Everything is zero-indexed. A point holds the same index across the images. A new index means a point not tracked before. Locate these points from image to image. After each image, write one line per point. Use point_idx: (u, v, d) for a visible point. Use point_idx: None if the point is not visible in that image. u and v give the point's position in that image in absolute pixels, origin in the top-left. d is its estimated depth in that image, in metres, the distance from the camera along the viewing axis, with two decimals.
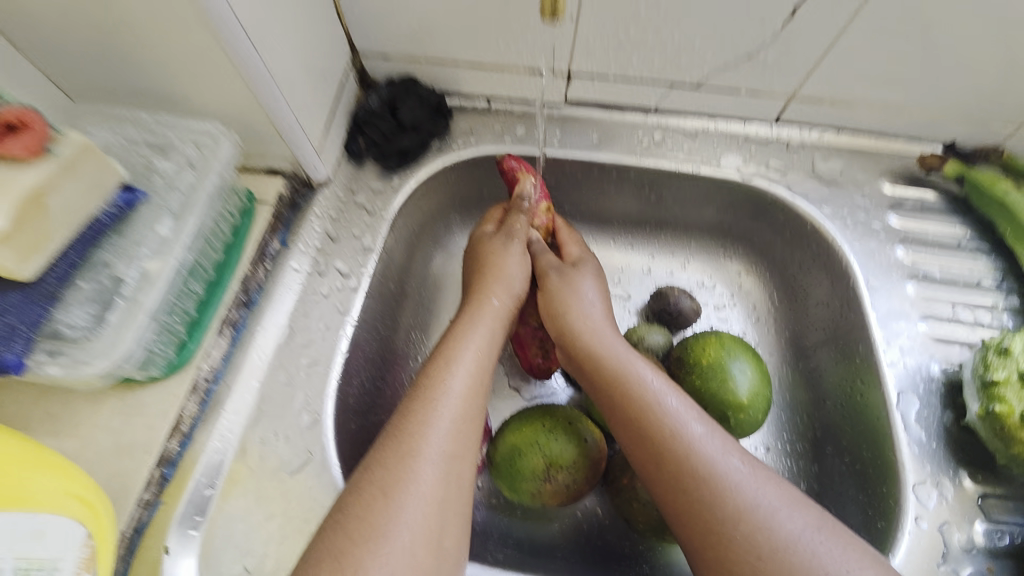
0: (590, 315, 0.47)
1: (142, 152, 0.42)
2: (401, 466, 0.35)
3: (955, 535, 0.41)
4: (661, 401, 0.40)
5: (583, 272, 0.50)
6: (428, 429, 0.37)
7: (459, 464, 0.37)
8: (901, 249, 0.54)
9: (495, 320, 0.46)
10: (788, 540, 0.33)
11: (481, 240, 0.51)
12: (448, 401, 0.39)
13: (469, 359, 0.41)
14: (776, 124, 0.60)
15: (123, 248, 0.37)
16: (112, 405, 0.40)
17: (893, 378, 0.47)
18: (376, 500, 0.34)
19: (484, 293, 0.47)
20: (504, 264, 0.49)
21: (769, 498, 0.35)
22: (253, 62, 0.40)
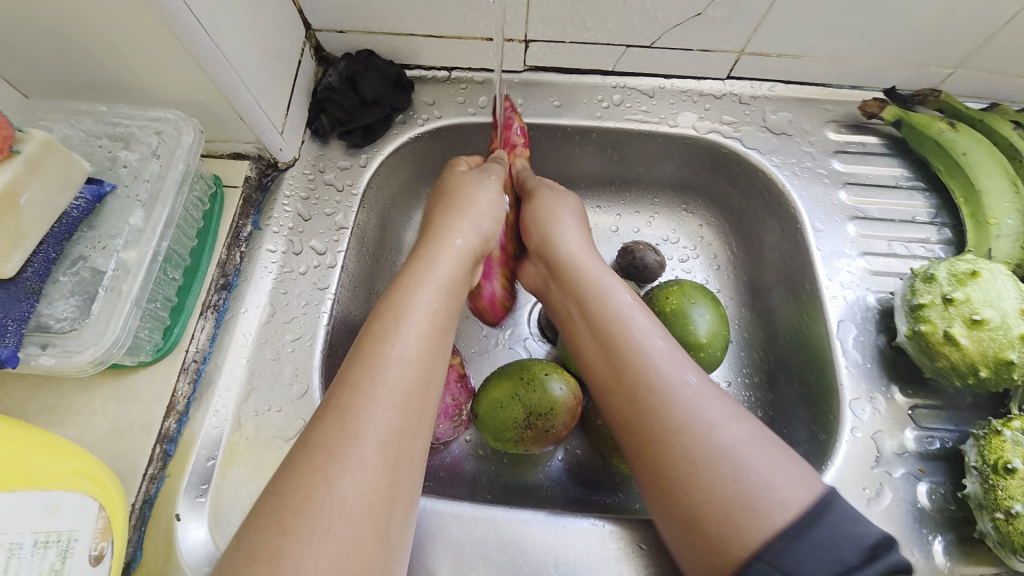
0: (570, 244, 0.51)
1: (103, 145, 0.42)
2: (360, 400, 0.34)
3: (886, 441, 0.46)
4: (628, 318, 0.44)
5: (564, 204, 0.54)
6: (390, 363, 0.36)
7: (421, 396, 0.36)
8: (843, 192, 0.58)
9: (458, 257, 0.45)
10: (730, 445, 0.37)
11: (455, 175, 0.53)
12: (410, 334, 0.38)
13: (433, 295, 0.41)
14: (728, 79, 0.62)
15: (98, 240, 0.38)
16: (106, 392, 0.42)
17: (834, 310, 0.51)
18: (335, 436, 0.32)
19: (449, 227, 0.47)
20: (475, 198, 0.50)
21: (714, 411, 0.38)
22: (206, 46, 0.40)
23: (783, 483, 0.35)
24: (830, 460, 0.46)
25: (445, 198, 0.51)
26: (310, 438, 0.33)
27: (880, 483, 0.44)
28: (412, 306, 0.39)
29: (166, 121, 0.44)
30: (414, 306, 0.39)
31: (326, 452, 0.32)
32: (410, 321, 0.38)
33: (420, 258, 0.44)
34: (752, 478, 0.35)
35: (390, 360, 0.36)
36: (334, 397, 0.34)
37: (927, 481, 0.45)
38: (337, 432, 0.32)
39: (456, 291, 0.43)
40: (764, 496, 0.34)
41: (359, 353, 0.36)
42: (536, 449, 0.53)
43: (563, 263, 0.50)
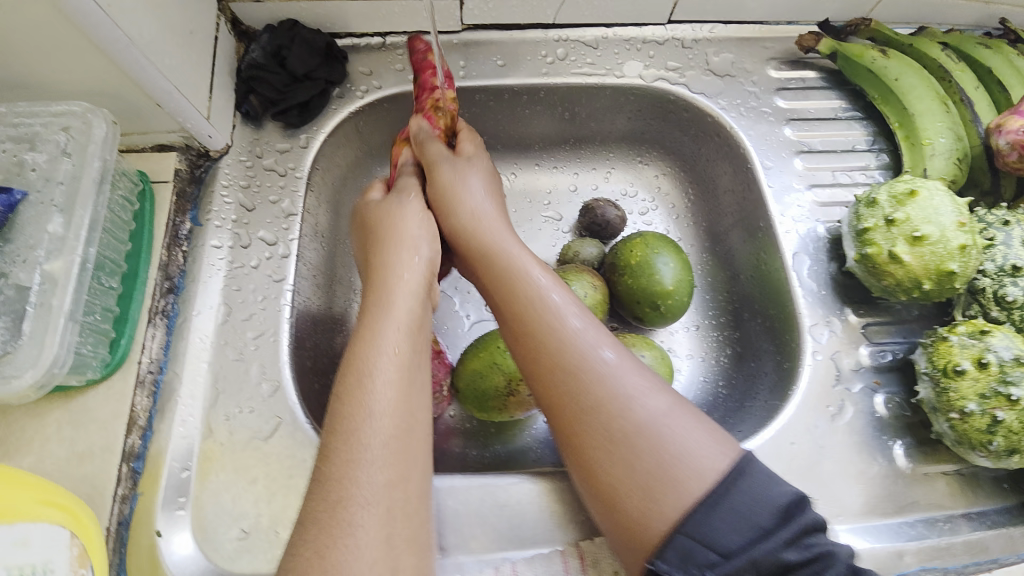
0: (481, 217, 0.43)
1: (6, 150, 0.38)
2: (349, 468, 0.32)
3: (845, 360, 0.49)
4: (535, 287, 0.38)
5: (468, 168, 0.45)
6: (371, 421, 0.33)
7: (410, 447, 0.34)
8: (788, 128, 0.59)
9: (411, 293, 0.39)
10: (648, 419, 0.33)
11: (369, 204, 0.46)
12: (383, 388, 0.34)
13: (398, 339, 0.36)
14: (670, 23, 0.61)
15: (17, 253, 0.35)
16: (57, 416, 0.40)
17: (789, 243, 0.53)
18: (332, 507, 0.31)
19: (388, 259, 0.41)
20: (400, 225, 0.43)
21: (635, 382, 0.34)
22: (104, 24, 0.36)
23: (702, 454, 0.32)
24: (796, 384, 0.48)
25: (371, 238, 0.43)
26: (308, 515, 0.31)
27: (842, 400, 0.47)
28: (374, 359, 0.35)
29: (72, 114, 0.39)
30: (378, 358, 0.35)
31: (326, 529, 0.30)
32: (381, 375, 0.35)
33: (371, 302, 0.39)
34: (669, 453, 0.32)
35: (369, 419, 0.33)
36: (320, 466, 0.32)
37: (883, 392, 0.48)
38: (334, 507, 0.31)
39: (422, 321, 0.39)
40: (679, 470, 0.32)
41: (325, 431, 0.33)
42: (520, 415, 0.54)
43: (468, 228, 0.43)
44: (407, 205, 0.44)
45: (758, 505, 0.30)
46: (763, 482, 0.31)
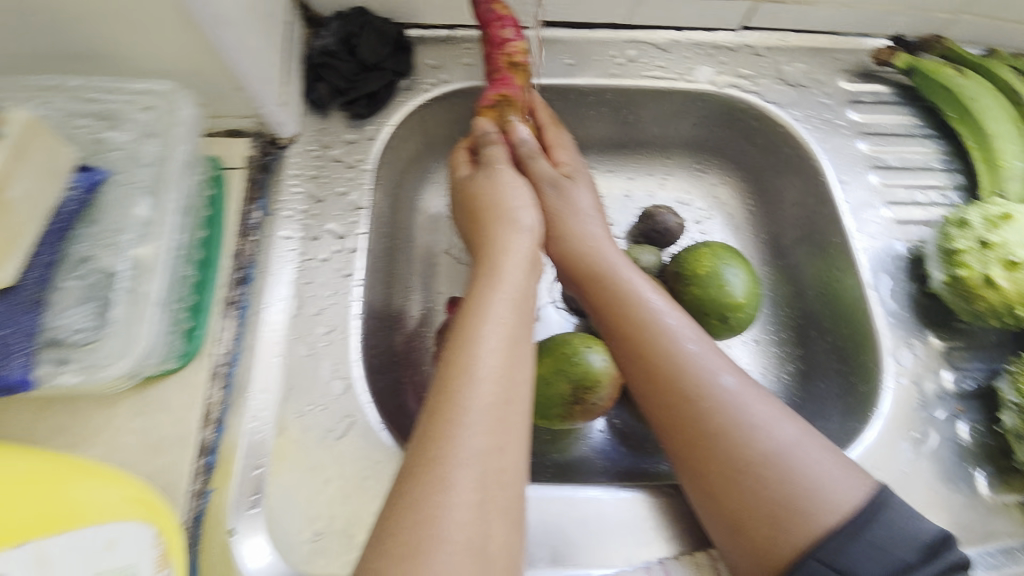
0: (590, 232, 0.47)
1: (87, 126, 0.37)
2: (450, 428, 0.31)
3: (927, 385, 0.48)
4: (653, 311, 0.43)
5: (577, 184, 0.49)
6: (473, 383, 0.33)
7: (508, 415, 0.33)
8: (862, 142, 0.58)
9: (519, 264, 0.40)
10: (773, 446, 0.38)
11: (464, 184, 0.47)
12: (489, 350, 0.34)
13: (503, 309, 0.37)
14: (742, 30, 0.60)
15: (102, 236, 0.33)
16: (129, 405, 0.38)
17: (864, 259, 0.53)
18: (428, 464, 0.30)
19: (501, 241, 0.42)
20: (502, 198, 0.44)
21: (758, 410, 0.39)
22: (203, 3, 0.33)
23: (833, 481, 0.37)
24: (876, 407, 0.48)
25: (473, 215, 0.45)
26: (407, 469, 0.31)
27: (926, 426, 0.47)
28: (483, 323, 0.36)
29: (156, 94, 0.38)
30: (484, 324, 0.36)
31: (423, 484, 0.30)
32: (488, 339, 0.35)
33: (483, 273, 0.40)
34: (797, 482, 0.37)
35: (473, 381, 0.33)
36: (425, 425, 0.32)
37: (966, 419, 0.48)
38: (429, 462, 0.30)
39: (530, 304, 0.39)
40: (807, 498, 0.36)
41: (432, 398, 0.33)
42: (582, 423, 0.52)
43: (580, 248, 0.47)
44: (502, 180, 0.45)
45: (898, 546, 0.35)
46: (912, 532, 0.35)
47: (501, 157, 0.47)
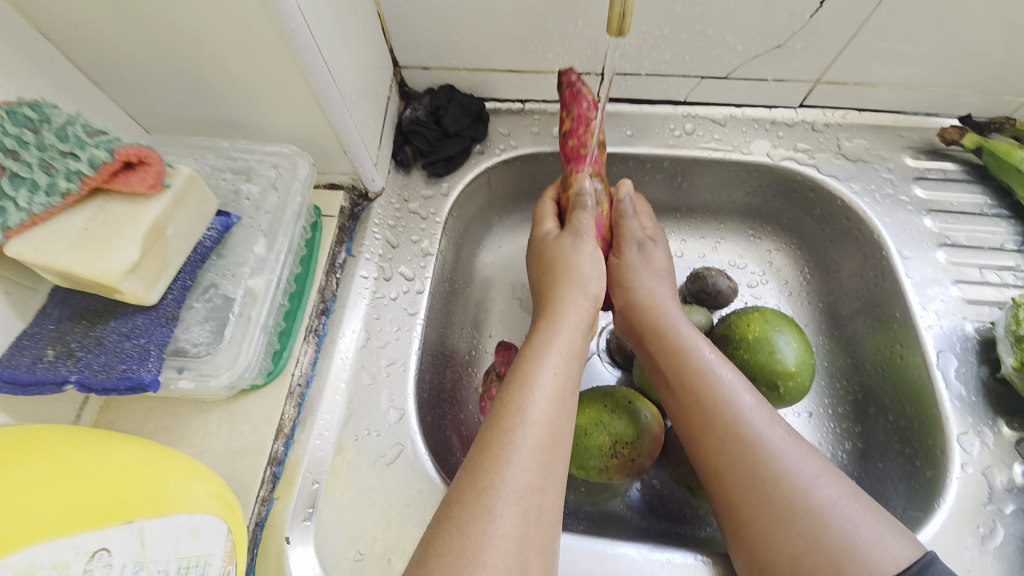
0: (654, 288, 0.51)
1: (226, 178, 0.45)
2: (500, 464, 0.35)
3: (997, 478, 0.45)
4: (709, 361, 0.44)
5: (656, 248, 0.53)
6: (526, 424, 0.37)
7: (552, 459, 0.36)
8: (928, 218, 0.57)
9: (574, 325, 0.45)
10: (824, 504, 0.37)
11: (548, 241, 0.51)
12: (541, 397, 0.38)
13: (557, 361, 0.41)
14: (800, 108, 0.62)
15: (228, 268, 0.40)
16: (219, 413, 0.44)
17: (931, 339, 0.51)
18: (476, 494, 0.33)
19: (562, 298, 0.46)
20: (577, 263, 0.48)
21: (810, 466, 0.39)
22: (330, 88, 0.42)
23: (891, 543, 0.35)
24: (941, 497, 0.45)
25: (546, 271, 0.49)
26: (454, 496, 0.34)
27: (994, 521, 0.43)
28: (537, 370, 0.40)
29: (280, 155, 0.47)
30: (539, 371, 0.40)
31: (470, 509, 0.33)
32: (541, 386, 0.39)
33: (543, 326, 0.44)
34: (855, 536, 0.35)
35: (526, 423, 0.37)
36: (473, 458, 0.36)
37: None
38: (478, 493, 0.33)
39: (579, 366, 0.43)
40: (868, 554, 0.35)
41: (489, 432, 0.37)
42: (617, 479, 0.52)
43: (643, 301, 0.50)
44: (583, 249, 0.49)
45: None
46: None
47: (589, 225, 0.50)
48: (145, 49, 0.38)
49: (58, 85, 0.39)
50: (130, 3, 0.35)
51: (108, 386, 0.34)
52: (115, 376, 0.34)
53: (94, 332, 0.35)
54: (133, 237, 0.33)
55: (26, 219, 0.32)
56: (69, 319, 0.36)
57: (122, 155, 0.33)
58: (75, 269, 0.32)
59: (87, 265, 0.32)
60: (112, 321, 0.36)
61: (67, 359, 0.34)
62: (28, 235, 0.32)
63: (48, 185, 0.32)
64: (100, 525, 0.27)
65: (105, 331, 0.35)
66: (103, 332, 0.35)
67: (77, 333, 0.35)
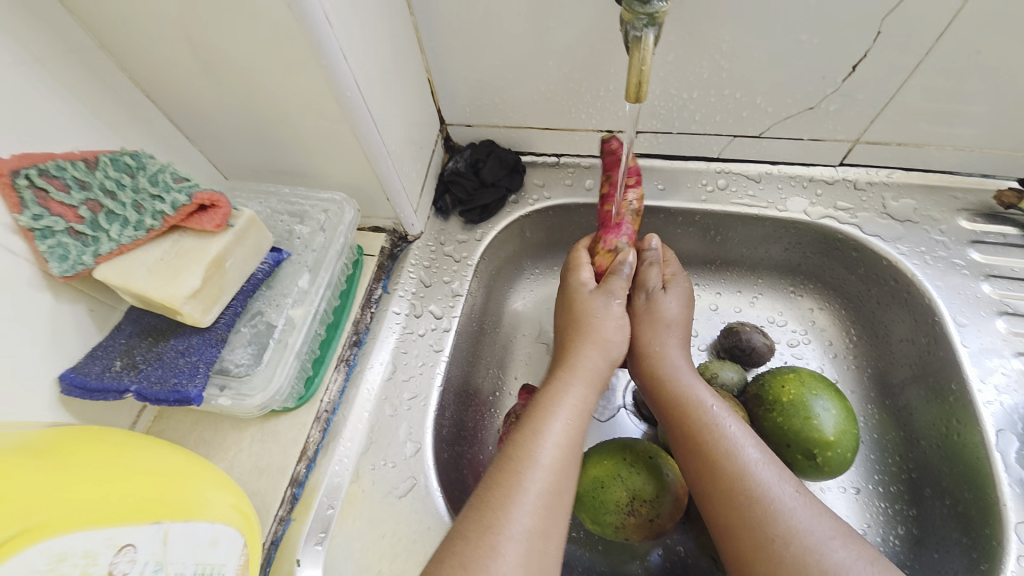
0: (661, 340, 0.50)
1: (283, 221, 0.50)
2: (508, 504, 0.36)
3: None
4: (708, 413, 0.43)
5: (668, 296, 0.52)
6: (534, 468, 0.38)
7: (558, 505, 0.38)
8: (986, 284, 0.54)
9: (588, 378, 0.45)
10: (843, 568, 0.34)
11: (574, 291, 0.53)
12: (550, 444, 0.40)
13: (569, 409, 0.42)
14: (841, 165, 0.61)
15: (274, 298, 0.45)
16: (252, 431, 0.47)
17: (990, 417, 0.48)
18: (482, 531, 0.35)
19: (576, 349, 0.47)
20: (603, 326, 0.49)
21: (823, 528, 0.36)
22: (376, 142, 0.47)
23: None
24: None
25: (569, 322, 0.51)
26: (460, 532, 0.35)
27: None
28: (550, 417, 0.41)
29: (331, 201, 0.52)
30: (552, 418, 0.41)
31: (475, 546, 0.34)
32: (551, 431, 0.40)
33: (559, 374, 0.46)
34: None
35: (534, 466, 0.38)
36: (481, 497, 0.37)
37: None
38: (484, 530, 0.35)
39: (588, 420, 0.44)
40: None
41: (500, 472, 0.38)
42: (636, 541, 0.50)
43: (647, 351, 0.50)
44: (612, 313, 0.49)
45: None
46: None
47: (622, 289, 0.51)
48: (229, 114, 0.46)
49: (155, 138, 0.47)
50: (221, 77, 0.42)
51: (160, 397, 0.38)
52: (167, 389, 0.38)
53: (156, 348, 0.40)
54: (198, 268, 0.38)
55: (114, 249, 0.38)
56: (137, 336, 0.41)
57: (198, 199, 0.39)
58: (147, 292, 0.37)
59: (158, 290, 0.37)
60: (172, 339, 0.41)
61: (130, 370, 0.39)
62: (114, 261, 0.38)
63: (137, 222, 0.38)
64: (133, 522, 0.29)
65: (165, 348, 0.40)
66: (163, 349, 0.40)
67: (142, 348, 0.40)
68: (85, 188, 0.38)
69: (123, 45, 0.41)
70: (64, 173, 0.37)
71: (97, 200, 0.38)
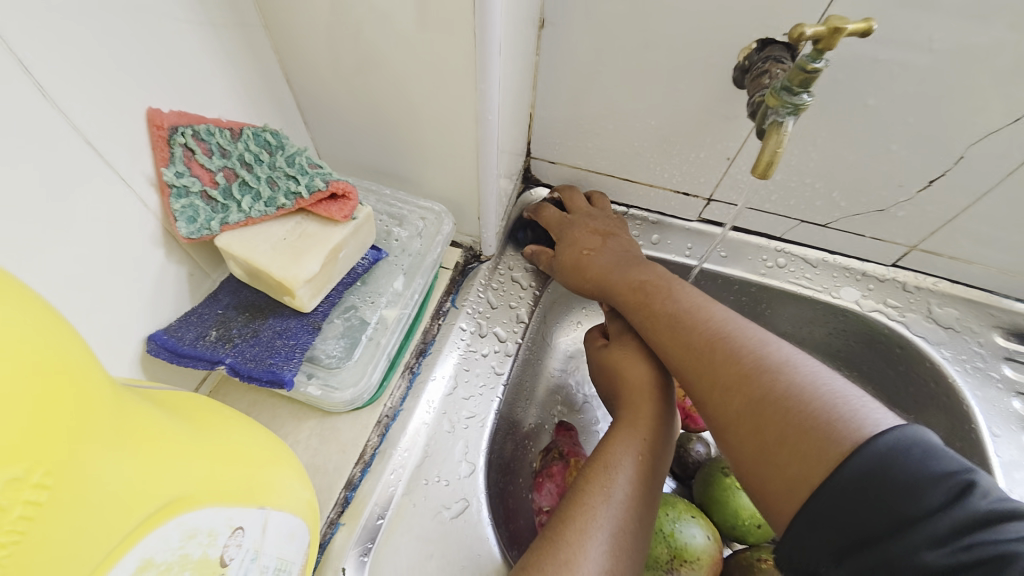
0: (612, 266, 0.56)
1: (383, 221, 0.51)
2: (583, 541, 0.38)
3: None
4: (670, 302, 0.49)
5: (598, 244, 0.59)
6: (607, 505, 0.40)
7: (631, 544, 0.39)
8: (1018, 401, 0.58)
9: (654, 409, 0.47)
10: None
11: (602, 349, 0.56)
12: (621, 482, 0.41)
13: (639, 445, 0.44)
14: (893, 266, 0.65)
15: (369, 295, 0.45)
16: (312, 424, 0.46)
17: None
18: (559, 566, 0.37)
19: (630, 381, 0.50)
20: (629, 357, 0.51)
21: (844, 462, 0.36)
22: (491, 165, 0.48)
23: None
24: None
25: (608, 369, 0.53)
26: (534, 562, 0.38)
27: None
28: (621, 453, 0.43)
29: (430, 211, 0.53)
30: (623, 454, 0.43)
31: None
32: (623, 469, 0.42)
33: (625, 415, 0.47)
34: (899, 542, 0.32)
35: (607, 502, 0.40)
36: (553, 532, 0.39)
37: None
38: (561, 565, 0.37)
39: (660, 456, 0.44)
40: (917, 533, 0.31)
41: (571, 508, 0.40)
42: None
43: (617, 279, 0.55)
44: (630, 345, 0.52)
45: (921, 476, 0.30)
46: (925, 456, 0.30)
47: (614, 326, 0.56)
48: (355, 110, 0.47)
49: (282, 120, 0.48)
50: (368, 76, 0.43)
51: (254, 375, 0.38)
52: (263, 368, 0.38)
53: (253, 325, 0.40)
54: (319, 254, 0.39)
55: (242, 220, 0.38)
56: (234, 309, 0.41)
57: (333, 187, 0.40)
58: (268, 268, 0.37)
59: (279, 268, 0.37)
60: (271, 318, 0.40)
61: (225, 343, 0.39)
62: (238, 232, 0.38)
63: (269, 198, 0.39)
64: (243, 504, 0.28)
65: (263, 326, 0.40)
66: (260, 327, 0.40)
67: (239, 322, 0.40)
68: (225, 156, 0.38)
69: (283, 27, 0.42)
70: (211, 138, 0.38)
71: (234, 170, 0.38)
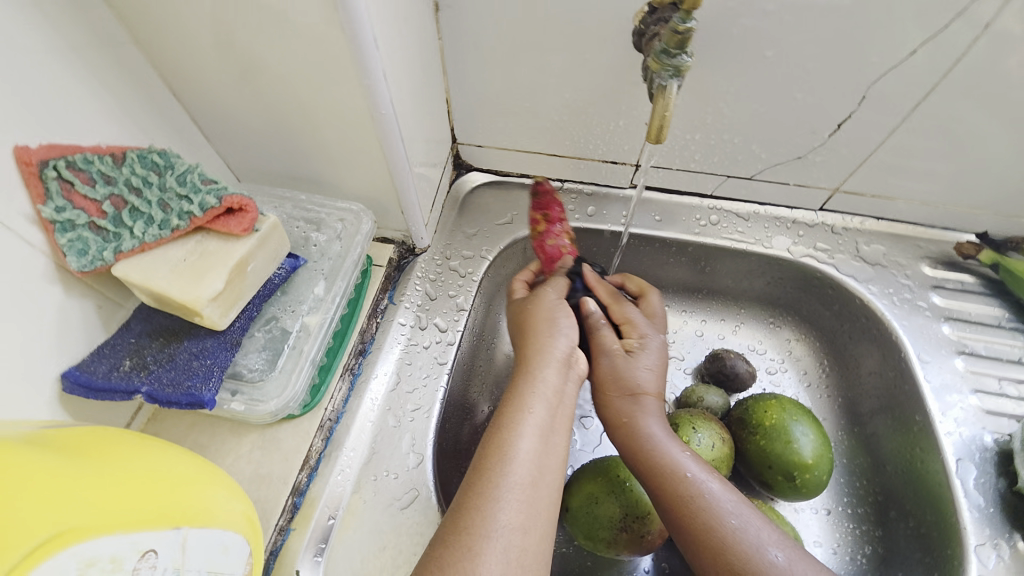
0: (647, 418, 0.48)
1: (300, 227, 0.50)
2: (484, 504, 0.39)
3: None
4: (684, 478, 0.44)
5: (637, 366, 0.51)
6: (506, 463, 0.41)
7: (535, 499, 0.40)
8: (946, 325, 0.60)
9: (555, 366, 0.48)
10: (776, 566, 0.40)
11: (521, 305, 0.55)
12: (522, 440, 0.42)
13: (538, 405, 0.45)
14: (821, 210, 0.66)
15: (289, 304, 0.45)
16: (252, 438, 0.47)
17: (951, 447, 0.54)
18: (460, 533, 0.37)
19: (542, 345, 0.49)
20: (546, 312, 0.52)
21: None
22: (401, 158, 0.48)
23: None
24: None
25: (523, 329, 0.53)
26: (438, 539, 0.38)
27: None
28: (524, 411, 0.44)
29: (349, 211, 0.52)
30: (527, 412, 0.44)
31: (452, 550, 0.37)
32: (523, 428, 0.43)
33: (522, 373, 0.48)
34: None
35: (507, 461, 0.41)
36: (460, 500, 0.40)
37: None
38: (461, 533, 0.37)
39: (564, 411, 0.46)
40: None
41: (475, 471, 0.41)
42: (626, 556, 0.52)
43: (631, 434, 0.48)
44: (549, 300, 0.53)
45: None
46: None
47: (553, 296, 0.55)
48: (254, 118, 0.46)
49: (179, 137, 0.47)
50: (256, 82, 0.43)
51: (173, 400, 0.38)
52: (180, 392, 0.38)
53: (168, 349, 0.40)
54: (222, 270, 0.38)
55: (136, 246, 0.38)
56: (147, 335, 0.41)
57: (227, 202, 0.39)
58: (168, 292, 0.37)
59: (179, 290, 0.37)
60: (185, 340, 0.40)
61: (140, 371, 0.39)
62: (134, 259, 0.38)
63: (162, 220, 0.38)
64: (154, 527, 0.29)
65: (178, 350, 0.40)
66: (175, 350, 0.40)
67: (152, 349, 0.40)
68: (110, 184, 0.38)
69: (158, 41, 0.40)
70: (91, 167, 0.37)
71: (122, 196, 0.38)
